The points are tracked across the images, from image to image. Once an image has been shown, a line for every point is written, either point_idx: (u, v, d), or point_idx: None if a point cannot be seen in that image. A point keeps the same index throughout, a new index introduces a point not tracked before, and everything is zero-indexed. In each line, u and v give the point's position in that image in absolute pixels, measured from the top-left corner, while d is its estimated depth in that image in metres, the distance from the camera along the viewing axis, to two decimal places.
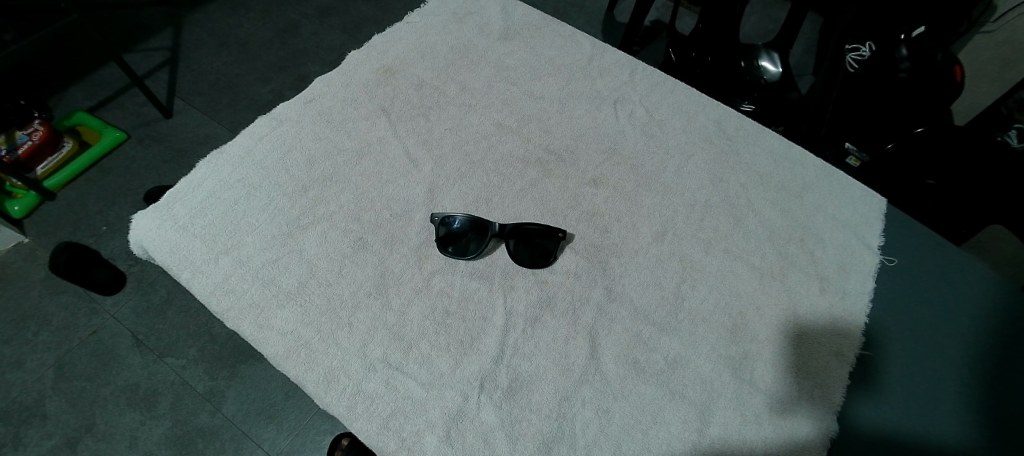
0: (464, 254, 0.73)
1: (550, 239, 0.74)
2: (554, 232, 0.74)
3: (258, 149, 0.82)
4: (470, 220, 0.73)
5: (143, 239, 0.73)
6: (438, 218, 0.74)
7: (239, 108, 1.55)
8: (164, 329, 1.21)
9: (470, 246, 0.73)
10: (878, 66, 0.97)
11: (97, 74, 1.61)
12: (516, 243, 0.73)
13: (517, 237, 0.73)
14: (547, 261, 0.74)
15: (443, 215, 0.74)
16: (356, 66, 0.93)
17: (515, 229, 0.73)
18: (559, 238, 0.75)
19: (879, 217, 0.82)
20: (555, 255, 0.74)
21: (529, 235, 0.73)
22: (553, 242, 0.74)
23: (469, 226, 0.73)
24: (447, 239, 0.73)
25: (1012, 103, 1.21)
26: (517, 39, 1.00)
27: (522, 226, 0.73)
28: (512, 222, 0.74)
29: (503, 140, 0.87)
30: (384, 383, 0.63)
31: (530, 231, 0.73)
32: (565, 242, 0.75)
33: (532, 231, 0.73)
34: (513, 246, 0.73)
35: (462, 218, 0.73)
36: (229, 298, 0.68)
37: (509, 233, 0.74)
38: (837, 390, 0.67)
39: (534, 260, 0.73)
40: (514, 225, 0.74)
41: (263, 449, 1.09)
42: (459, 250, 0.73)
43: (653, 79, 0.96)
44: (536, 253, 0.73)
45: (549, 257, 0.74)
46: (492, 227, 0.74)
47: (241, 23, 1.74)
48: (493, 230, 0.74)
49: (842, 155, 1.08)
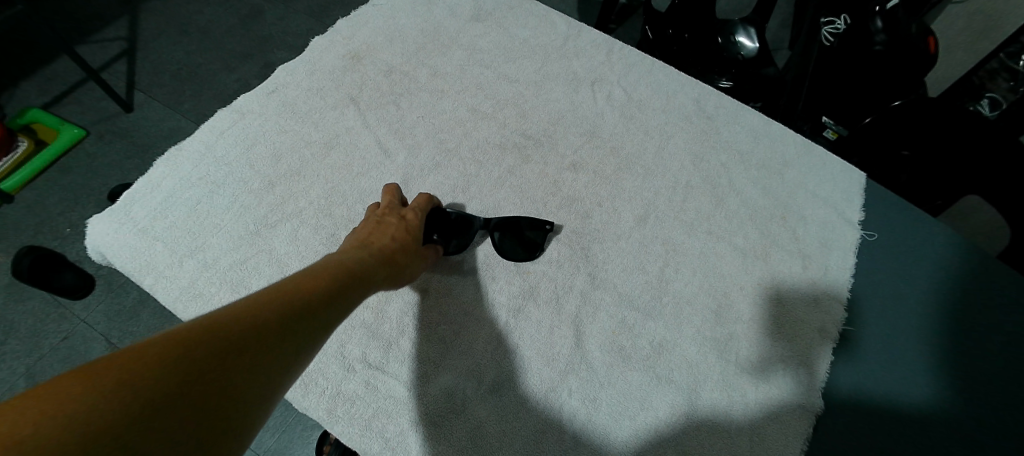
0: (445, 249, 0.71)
1: (535, 231, 0.72)
2: (541, 224, 0.73)
3: (220, 143, 0.78)
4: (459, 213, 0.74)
5: (100, 245, 0.69)
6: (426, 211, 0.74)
7: (203, 100, 1.44)
8: (139, 330, 1.11)
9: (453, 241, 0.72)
10: (853, 39, 0.96)
11: (49, 69, 1.47)
12: (499, 236, 0.72)
13: (501, 229, 0.72)
14: (531, 254, 0.71)
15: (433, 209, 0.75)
16: (322, 53, 0.89)
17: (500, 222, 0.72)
18: (547, 230, 0.73)
19: (858, 192, 0.82)
20: (542, 247, 0.73)
21: (514, 229, 0.72)
22: (540, 234, 0.72)
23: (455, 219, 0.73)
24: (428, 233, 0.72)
25: (984, 72, 1.05)
26: (490, 21, 0.96)
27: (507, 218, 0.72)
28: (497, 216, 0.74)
29: (479, 126, 0.84)
30: (365, 384, 0.62)
31: (515, 224, 0.72)
32: (552, 235, 0.73)
33: (517, 224, 0.72)
34: (498, 238, 0.72)
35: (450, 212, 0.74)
36: (196, 304, 0.65)
37: (493, 226, 0.72)
38: (820, 366, 0.68)
39: (520, 252, 0.71)
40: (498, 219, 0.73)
41: (251, 449, 1.01)
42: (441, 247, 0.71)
43: (631, 58, 0.94)
44: (519, 247, 0.71)
45: (534, 251, 0.72)
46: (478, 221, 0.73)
47: (201, 9, 1.62)
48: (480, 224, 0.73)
49: (819, 130, 1.10)
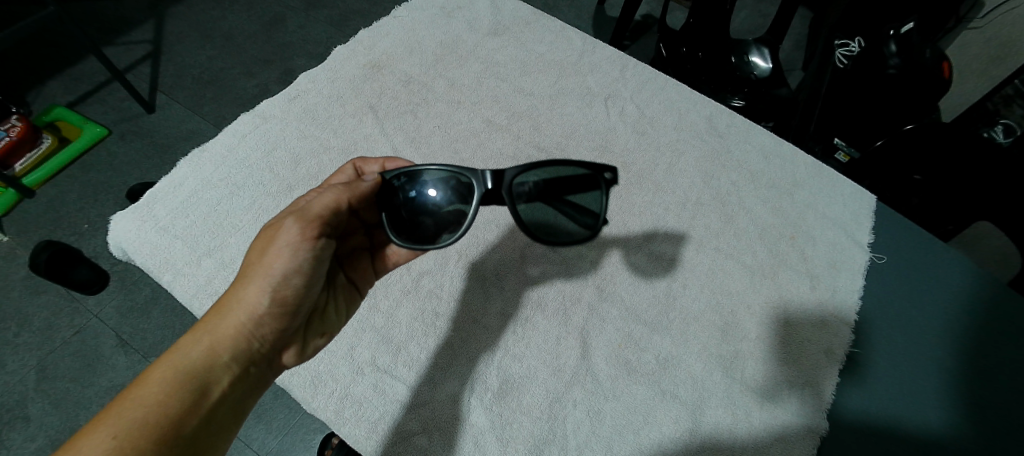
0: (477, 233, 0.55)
1: (594, 185, 0.56)
2: (597, 167, 0.56)
3: (242, 146, 0.80)
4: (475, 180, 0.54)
5: (122, 241, 0.71)
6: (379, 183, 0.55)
7: (223, 103, 1.46)
8: (149, 328, 1.07)
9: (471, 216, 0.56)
10: (867, 62, 0.96)
11: (76, 68, 1.49)
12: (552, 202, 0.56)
13: (552, 193, 0.55)
14: (598, 219, 0.56)
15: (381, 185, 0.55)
16: (342, 62, 0.91)
17: (545, 180, 0.55)
18: (606, 183, 0.56)
19: (869, 215, 0.82)
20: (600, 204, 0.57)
21: (564, 187, 0.56)
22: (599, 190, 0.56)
23: (455, 189, 0.55)
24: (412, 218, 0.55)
25: (1000, 98, 1.03)
26: (507, 35, 0.98)
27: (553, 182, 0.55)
28: (527, 166, 0.54)
29: (493, 137, 0.85)
30: (373, 387, 0.63)
31: (564, 179, 0.56)
32: (615, 184, 0.57)
33: (566, 179, 0.55)
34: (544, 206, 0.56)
35: (440, 179, 0.55)
36: (211, 301, 0.67)
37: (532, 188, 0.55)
38: (827, 388, 0.67)
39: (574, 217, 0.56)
40: (537, 176, 0.55)
41: (252, 450, 0.97)
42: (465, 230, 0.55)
43: (644, 75, 0.95)
44: (582, 211, 0.56)
45: (603, 213, 0.56)
46: (507, 182, 0.54)
47: (225, 16, 1.65)
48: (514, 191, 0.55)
49: (831, 151, 1.08)
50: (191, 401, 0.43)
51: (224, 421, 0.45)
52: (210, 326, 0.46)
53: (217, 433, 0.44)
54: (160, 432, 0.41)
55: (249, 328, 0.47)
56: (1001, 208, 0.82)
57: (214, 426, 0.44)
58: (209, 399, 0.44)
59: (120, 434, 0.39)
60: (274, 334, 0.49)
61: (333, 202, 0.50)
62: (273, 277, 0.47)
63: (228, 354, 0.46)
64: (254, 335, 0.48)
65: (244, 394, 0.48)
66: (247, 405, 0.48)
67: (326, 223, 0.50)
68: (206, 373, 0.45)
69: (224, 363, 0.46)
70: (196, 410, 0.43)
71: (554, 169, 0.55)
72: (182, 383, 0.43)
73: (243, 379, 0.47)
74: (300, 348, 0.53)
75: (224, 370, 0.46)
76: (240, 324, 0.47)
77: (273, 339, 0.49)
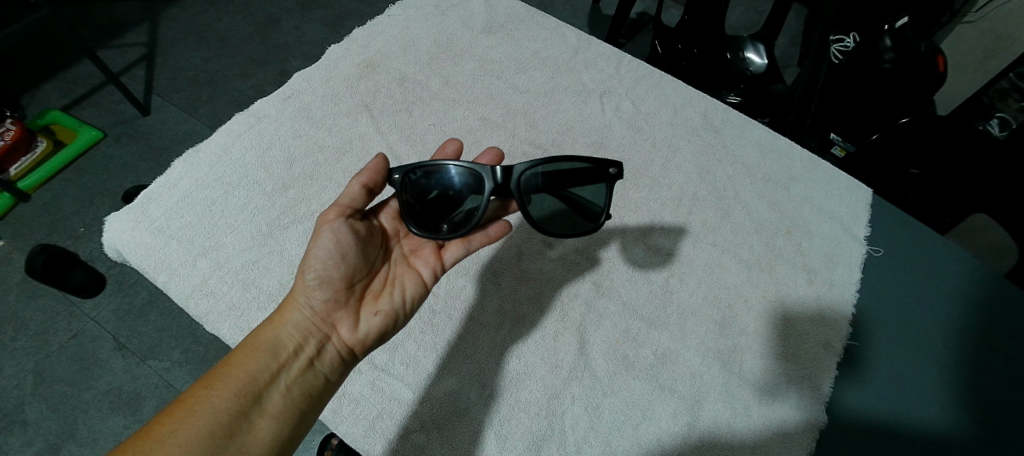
0: (505, 230, 0.62)
1: (599, 179, 0.61)
2: (604, 162, 0.60)
3: (236, 147, 0.80)
4: (490, 173, 0.58)
5: (115, 241, 0.71)
6: (394, 176, 0.60)
7: (219, 105, 1.45)
8: (145, 331, 1.06)
9: (472, 210, 0.60)
10: (862, 58, 0.94)
11: (70, 72, 1.48)
12: (562, 195, 0.60)
13: (557, 186, 0.59)
14: (600, 216, 0.62)
15: (413, 186, 0.60)
16: (336, 61, 0.91)
17: (557, 173, 0.59)
18: (609, 177, 0.61)
19: (866, 208, 0.82)
20: (604, 199, 0.62)
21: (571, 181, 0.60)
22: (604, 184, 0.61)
23: (470, 178, 0.59)
24: (432, 209, 0.60)
25: (994, 92, 1.01)
26: (502, 32, 0.98)
27: (560, 177, 0.59)
28: (543, 159, 0.58)
29: (488, 134, 0.85)
30: (370, 386, 0.63)
31: (573, 173, 0.59)
32: (617, 179, 0.62)
33: (576, 174, 0.59)
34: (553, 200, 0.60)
35: (457, 170, 0.60)
36: (207, 301, 0.66)
37: (541, 181, 0.59)
38: (825, 381, 0.67)
39: (575, 216, 0.62)
40: (551, 169, 0.59)
41: None
42: (502, 228, 0.62)
43: (639, 71, 0.95)
44: (587, 204, 0.61)
45: (603, 207, 0.62)
46: (523, 174, 0.58)
47: (219, 17, 1.64)
48: (529, 180, 0.59)
49: (827, 146, 1.08)
50: (263, 364, 0.49)
51: (291, 387, 0.50)
52: (280, 309, 0.53)
53: (283, 398, 0.49)
54: (239, 387, 0.47)
55: (305, 301, 0.53)
56: (1001, 201, 0.82)
57: (282, 389, 0.49)
58: (276, 363, 0.50)
59: (209, 386, 0.47)
60: (327, 309, 0.53)
61: (354, 190, 0.58)
62: (312, 250, 0.53)
63: (291, 325, 0.52)
64: (311, 307, 0.53)
65: (312, 368, 0.52)
66: (314, 377, 0.52)
67: (347, 204, 0.57)
68: (275, 345, 0.51)
69: (287, 336, 0.51)
70: (266, 371, 0.49)
71: (567, 163, 0.59)
72: (258, 348, 0.51)
73: (305, 350, 0.52)
74: (358, 326, 0.55)
75: (288, 338, 0.51)
76: (300, 298, 0.53)
77: (330, 314, 0.53)
